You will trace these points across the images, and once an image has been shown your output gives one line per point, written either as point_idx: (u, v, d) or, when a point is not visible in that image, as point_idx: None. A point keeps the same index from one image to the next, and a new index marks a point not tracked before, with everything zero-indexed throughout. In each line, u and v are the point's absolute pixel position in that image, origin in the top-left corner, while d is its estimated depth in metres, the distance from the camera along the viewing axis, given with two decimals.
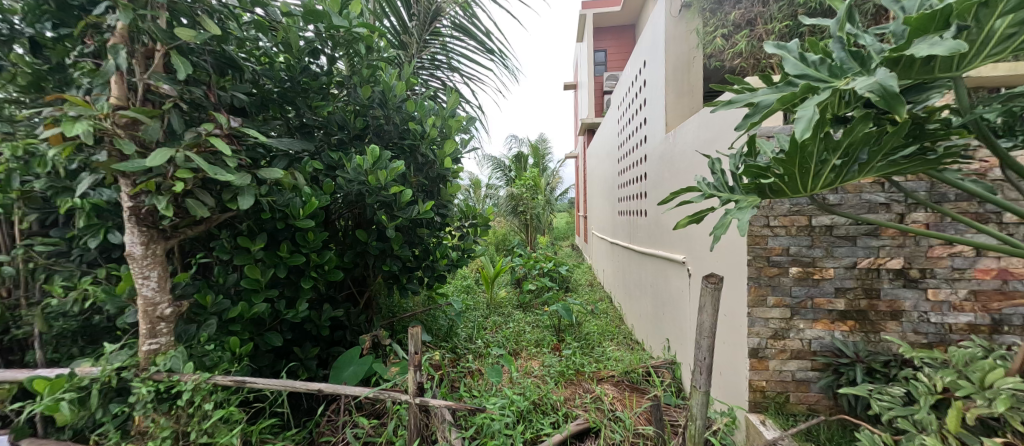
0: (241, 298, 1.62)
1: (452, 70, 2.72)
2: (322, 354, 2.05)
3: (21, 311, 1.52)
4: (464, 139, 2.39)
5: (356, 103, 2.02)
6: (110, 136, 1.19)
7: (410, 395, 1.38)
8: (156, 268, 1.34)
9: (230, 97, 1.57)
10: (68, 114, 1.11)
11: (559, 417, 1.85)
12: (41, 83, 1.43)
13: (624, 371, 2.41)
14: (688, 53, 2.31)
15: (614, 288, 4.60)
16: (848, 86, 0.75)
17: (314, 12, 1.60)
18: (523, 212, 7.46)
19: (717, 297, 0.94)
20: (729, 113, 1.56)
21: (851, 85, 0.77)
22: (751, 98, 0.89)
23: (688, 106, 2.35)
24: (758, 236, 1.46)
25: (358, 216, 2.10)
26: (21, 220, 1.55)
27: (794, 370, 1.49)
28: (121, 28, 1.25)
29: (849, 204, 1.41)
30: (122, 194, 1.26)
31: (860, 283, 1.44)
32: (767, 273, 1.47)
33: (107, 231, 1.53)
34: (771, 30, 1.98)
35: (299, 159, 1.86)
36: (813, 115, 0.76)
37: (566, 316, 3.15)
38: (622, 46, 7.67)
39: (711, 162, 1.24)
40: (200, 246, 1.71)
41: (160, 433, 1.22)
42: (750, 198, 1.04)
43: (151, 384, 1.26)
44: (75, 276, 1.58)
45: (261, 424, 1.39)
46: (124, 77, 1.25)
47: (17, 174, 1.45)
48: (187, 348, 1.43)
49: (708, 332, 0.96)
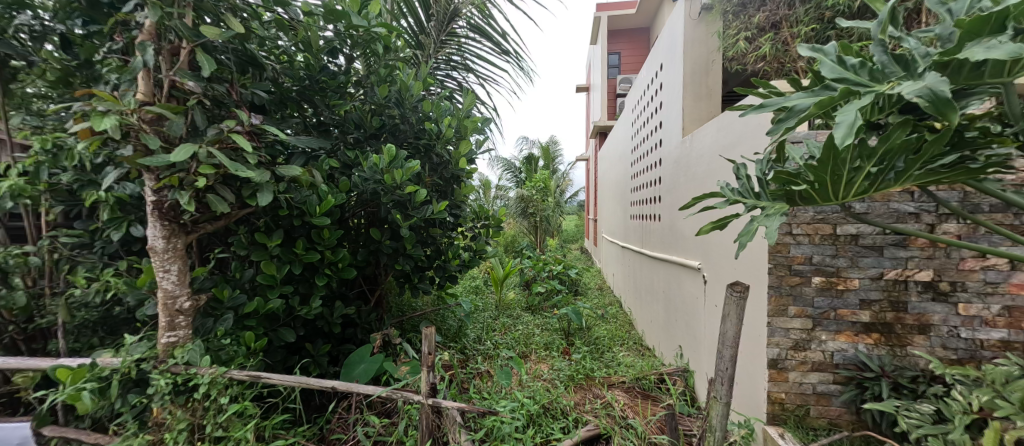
0: (257, 294, 1.64)
1: (468, 71, 2.72)
2: (332, 351, 2.07)
3: (46, 301, 1.56)
4: (480, 140, 2.37)
5: (373, 102, 2.03)
6: (136, 132, 1.22)
7: (423, 396, 1.37)
8: (176, 262, 1.36)
9: (251, 94, 1.60)
10: (97, 109, 1.13)
11: (569, 422, 1.83)
12: (69, 79, 1.47)
13: (636, 377, 2.38)
14: (707, 58, 2.26)
15: (625, 293, 4.55)
16: (895, 90, 0.72)
17: (334, 12, 1.62)
18: (532, 214, 7.45)
19: (741, 306, 0.91)
20: (754, 118, 1.52)
21: (896, 89, 0.74)
22: (785, 101, 0.86)
23: (707, 110, 2.30)
24: (781, 244, 1.43)
25: (373, 215, 2.10)
26: (47, 212, 1.59)
27: (815, 383, 1.45)
28: (149, 25, 1.28)
29: (877, 213, 1.37)
30: (146, 188, 1.28)
31: (886, 295, 1.39)
32: (789, 282, 1.44)
33: (129, 224, 1.55)
34: (797, 33, 1.97)
35: (315, 157, 1.87)
36: (855, 120, 0.73)
37: (576, 320, 3.18)
38: (637, 49, 7.62)
39: (736, 167, 1.19)
40: (218, 241, 1.73)
41: (176, 425, 1.24)
42: (779, 204, 1.00)
43: (169, 376, 1.28)
44: (97, 268, 1.62)
45: (274, 419, 1.40)
46: (150, 73, 1.28)
47: (47, 168, 1.50)
48: (204, 341, 1.44)
49: (731, 341, 0.93)
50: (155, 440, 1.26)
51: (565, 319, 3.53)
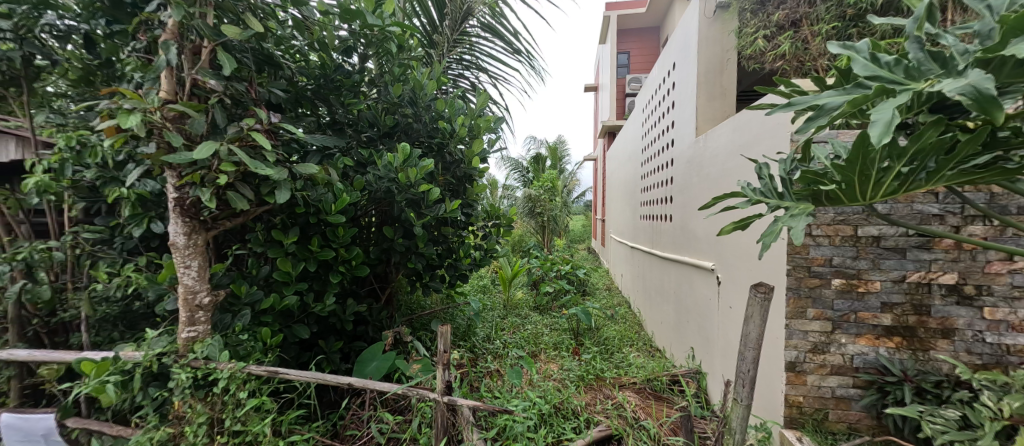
0: (273, 290, 1.66)
1: (480, 70, 2.73)
2: (345, 348, 2.09)
3: (68, 295, 1.59)
4: (492, 139, 2.37)
5: (387, 101, 2.04)
6: (160, 130, 1.24)
7: (438, 393, 1.37)
8: (197, 258, 1.38)
9: (268, 93, 1.62)
10: (122, 107, 1.15)
11: (581, 422, 1.83)
12: (91, 77, 1.55)
13: (647, 379, 2.36)
14: (721, 56, 2.25)
15: (633, 294, 4.53)
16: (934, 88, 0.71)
17: (351, 12, 1.63)
18: (539, 214, 7.43)
19: (765, 308, 0.90)
20: (773, 117, 1.50)
21: (935, 87, 0.72)
22: (815, 99, 0.85)
23: (721, 110, 2.28)
24: (800, 245, 1.42)
25: (385, 213, 2.11)
26: (70, 208, 1.62)
27: (834, 386, 1.43)
28: (172, 25, 1.30)
29: (900, 214, 1.35)
30: (168, 185, 1.30)
31: (909, 298, 1.37)
32: (808, 284, 1.42)
33: (150, 221, 1.58)
34: (817, 31, 1.95)
35: (330, 155, 1.89)
36: (891, 119, 0.71)
37: (585, 320, 3.16)
38: (647, 48, 7.58)
39: (759, 166, 1.18)
40: (234, 238, 1.75)
41: (196, 418, 1.26)
42: (804, 205, 0.99)
43: (190, 371, 1.30)
44: (118, 263, 1.65)
45: (290, 415, 1.42)
46: (173, 72, 1.30)
47: (70, 165, 1.53)
48: (222, 337, 1.46)
49: (754, 343, 0.92)
50: (175, 433, 1.28)
51: (573, 319, 3.52)
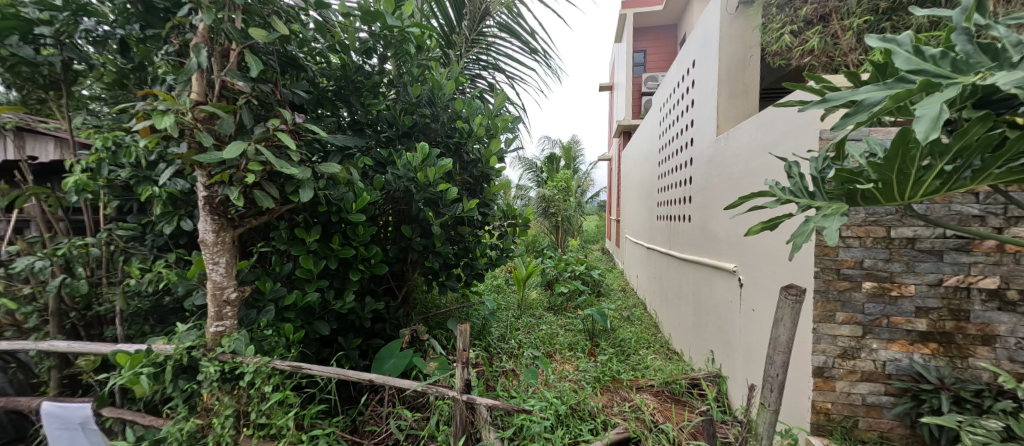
0: (295, 287, 1.70)
1: (496, 70, 2.74)
2: (363, 345, 2.12)
3: (103, 290, 1.66)
4: (510, 138, 2.37)
5: (406, 102, 2.06)
6: (191, 131, 1.28)
7: (457, 392, 1.38)
8: (225, 254, 1.42)
9: (292, 94, 1.65)
10: (157, 108, 1.19)
11: (598, 424, 1.81)
12: (124, 80, 1.64)
13: (665, 382, 2.32)
14: (743, 53, 2.20)
15: (649, 295, 4.46)
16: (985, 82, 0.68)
17: (371, 13, 1.65)
18: (553, 214, 7.39)
19: (796, 311, 0.87)
20: (801, 115, 1.46)
21: (985, 80, 0.69)
22: (853, 95, 0.82)
23: (744, 107, 2.23)
24: (828, 247, 1.38)
25: (403, 212, 2.13)
26: (105, 206, 1.69)
27: (864, 393, 1.38)
28: (203, 28, 1.34)
29: (937, 215, 1.29)
30: (198, 183, 1.35)
31: (946, 303, 1.31)
32: (836, 287, 1.39)
33: (180, 219, 1.63)
34: (848, 25, 1.89)
35: (350, 155, 1.91)
36: (938, 113, 0.69)
37: (601, 321, 3.14)
38: (663, 46, 7.47)
39: (788, 165, 1.14)
40: (259, 236, 1.79)
41: (224, 410, 1.30)
42: (837, 204, 0.96)
43: (218, 364, 1.34)
44: (149, 259, 1.71)
45: (313, 409, 1.45)
46: (204, 74, 1.35)
47: (106, 164, 1.59)
48: (248, 332, 1.50)
49: (784, 347, 0.90)
50: (203, 424, 1.32)
51: (589, 319, 3.50)
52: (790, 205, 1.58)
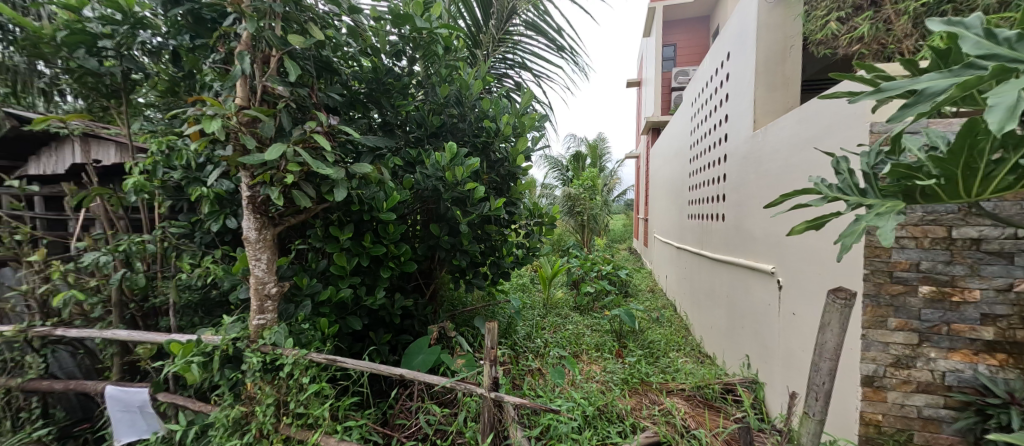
0: (330, 283, 1.76)
1: (523, 68, 2.73)
2: (393, 340, 2.18)
3: (158, 283, 1.79)
4: (537, 136, 2.35)
5: (434, 102, 2.09)
6: (236, 134, 1.35)
7: (485, 389, 1.39)
8: (266, 251, 1.49)
9: (326, 97, 1.72)
10: (206, 113, 1.27)
11: (627, 427, 1.78)
12: (176, 88, 1.77)
13: (697, 386, 2.25)
14: (784, 43, 2.10)
15: (679, 297, 4.33)
16: None
17: (401, 16, 1.69)
18: (579, 213, 7.29)
19: (846, 315, 0.82)
20: (849, 107, 1.38)
21: None
22: (912, 84, 0.77)
23: (784, 101, 2.13)
24: (878, 248, 1.30)
25: (431, 211, 2.17)
26: (160, 206, 1.81)
27: (920, 405, 1.29)
28: (246, 36, 1.42)
29: (1007, 214, 1.18)
30: (242, 184, 1.42)
31: (1018, 310, 1.19)
32: (889, 291, 1.30)
33: (225, 217, 1.73)
34: (902, 11, 1.68)
35: (381, 155, 1.97)
36: (1015, 102, 0.63)
37: (629, 322, 3.08)
38: (695, 39, 7.23)
39: (835, 160, 1.08)
40: (296, 234, 1.87)
41: (265, 399, 1.37)
42: (892, 202, 0.90)
43: (260, 355, 1.41)
44: (198, 255, 1.82)
45: (346, 401, 1.50)
46: (247, 80, 1.42)
47: (161, 166, 1.71)
48: (287, 325, 1.58)
49: (830, 354, 0.85)
50: (248, 411, 1.40)
51: (616, 320, 3.44)
52: (838, 202, 1.49)
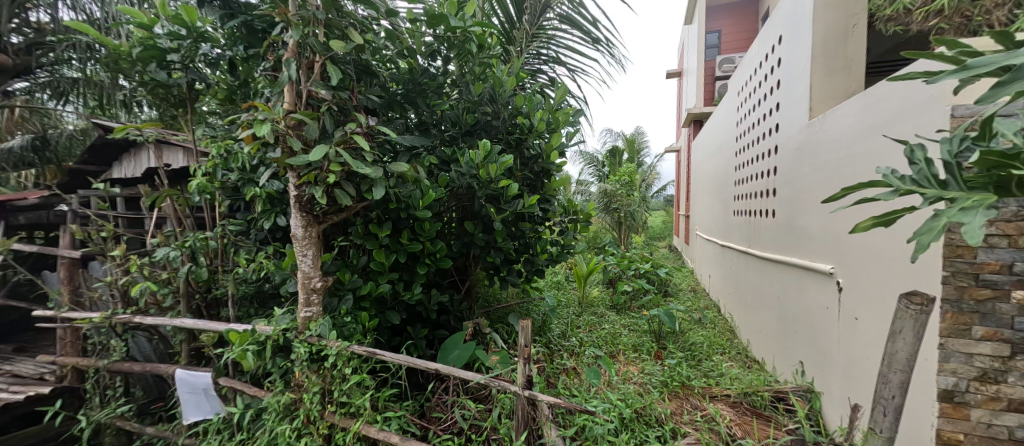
0: (370, 278, 1.83)
1: (557, 63, 2.70)
2: (430, 335, 2.23)
3: (219, 276, 1.94)
4: (571, 132, 2.31)
5: (468, 99, 2.09)
6: (284, 137, 1.43)
7: (519, 387, 1.39)
8: (311, 247, 1.57)
9: (366, 99, 1.78)
10: (258, 118, 1.36)
11: (666, 431, 1.71)
12: (233, 96, 1.91)
13: (743, 392, 2.12)
14: (845, 23, 1.92)
15: (723, 297, 4.12)
16: None
17: (436, 16, 1.72)
18: (615, 210, 7.07)
19: (922, 324, 0.73)
20: (926, 89, 1.24)
21: None
22: (1007, 59, 0.67)
23: (845, 86, 1.95)
24: (961, 247, 1.16)
25: (466, 209, 2.19)
26: (219, 205, 1.96)
27: (1010, 426, 1.14)
28: (293, 44, 1.50)
29: None
30: (290, 184, 1.50)
31: None
32: (973, 297, 1.16)
33: (276, 215, 1.85)
34: None
35: (417, 154, 2.01)
36: None
37: (669, 323, 2.96)
38: (741, 25, 6.81)
39: (909, 148, 0.96)
40: (339, 231, 1.96)
41: (312, 387, 1.45)
42: (981, 195, 0.79)
43: (307, 345, 1.50)
44: (253, 251, 1.96)
45: (385, 392, 1.55)
46: (294, 86, 1.50)
47: (220, 168, 1.86)
48: (331, 318, 1.66)
49: (902, 366, 0.77)
50: (297, 398, 1.49)
51: (655, 320, 3.32)
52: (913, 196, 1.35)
